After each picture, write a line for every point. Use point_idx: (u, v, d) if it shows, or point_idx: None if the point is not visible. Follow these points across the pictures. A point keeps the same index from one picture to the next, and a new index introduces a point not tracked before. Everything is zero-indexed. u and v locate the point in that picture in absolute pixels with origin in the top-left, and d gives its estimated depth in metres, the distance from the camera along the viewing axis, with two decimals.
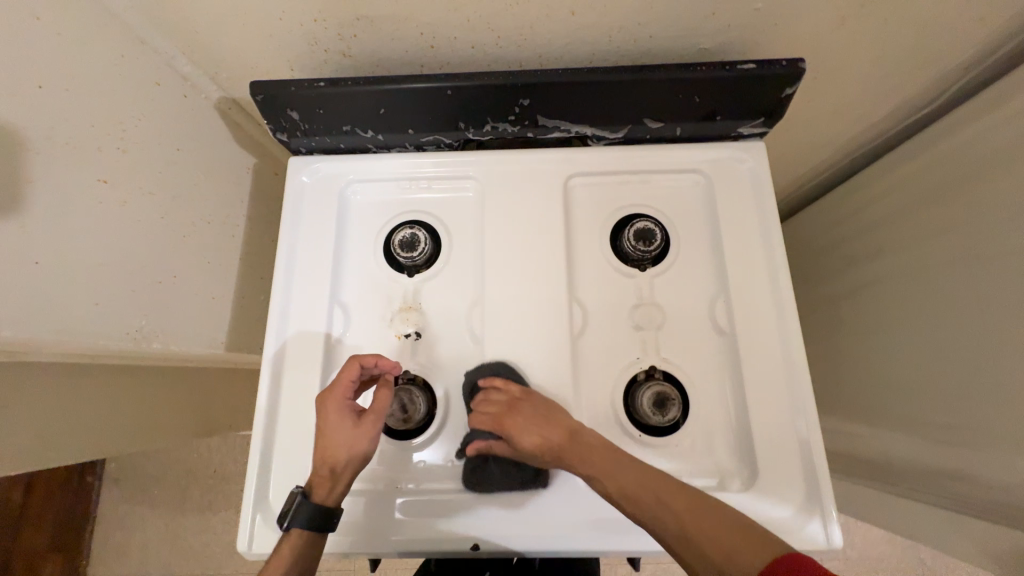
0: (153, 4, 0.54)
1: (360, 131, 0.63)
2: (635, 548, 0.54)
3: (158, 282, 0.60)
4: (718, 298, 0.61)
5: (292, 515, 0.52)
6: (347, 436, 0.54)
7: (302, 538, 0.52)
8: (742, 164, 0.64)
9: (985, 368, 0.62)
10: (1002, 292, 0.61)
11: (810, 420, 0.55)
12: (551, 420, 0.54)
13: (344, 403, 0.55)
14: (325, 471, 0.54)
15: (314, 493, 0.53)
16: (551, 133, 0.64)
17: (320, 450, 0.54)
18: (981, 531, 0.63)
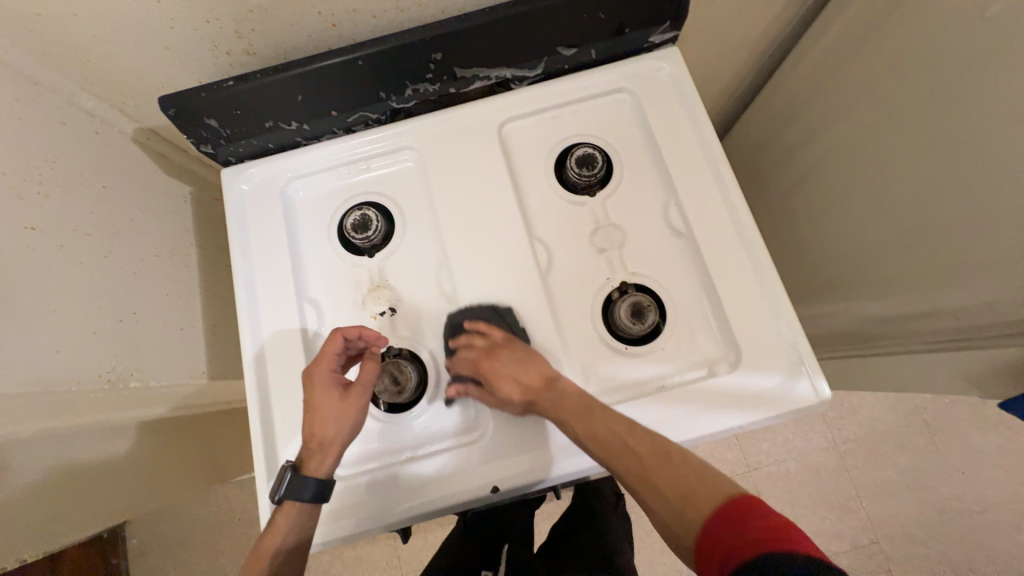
0: (39, 37, 0.52)
1: (283, 124, 0.62)
2: None
3: (119, 321, 0.60)
4: (670, 203, 0.63)
5: (285, 490, 0.54)
6: (335, 409, 0.55)
7: (297, 509, 0.55)
8: (661, 71, 0.66)
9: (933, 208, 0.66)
10: (929, 133, 0.64)
11: (774, 289, 0.58)
12: (527, 370, 0.55)
13: (329, 376, 0.57)
14: (315, 444, 0.56)
15: (306, 466, 0.55)
16: (473, 84, 0.64)
17: (313, 425, 0.56)
18: (958, 359, 0.67)
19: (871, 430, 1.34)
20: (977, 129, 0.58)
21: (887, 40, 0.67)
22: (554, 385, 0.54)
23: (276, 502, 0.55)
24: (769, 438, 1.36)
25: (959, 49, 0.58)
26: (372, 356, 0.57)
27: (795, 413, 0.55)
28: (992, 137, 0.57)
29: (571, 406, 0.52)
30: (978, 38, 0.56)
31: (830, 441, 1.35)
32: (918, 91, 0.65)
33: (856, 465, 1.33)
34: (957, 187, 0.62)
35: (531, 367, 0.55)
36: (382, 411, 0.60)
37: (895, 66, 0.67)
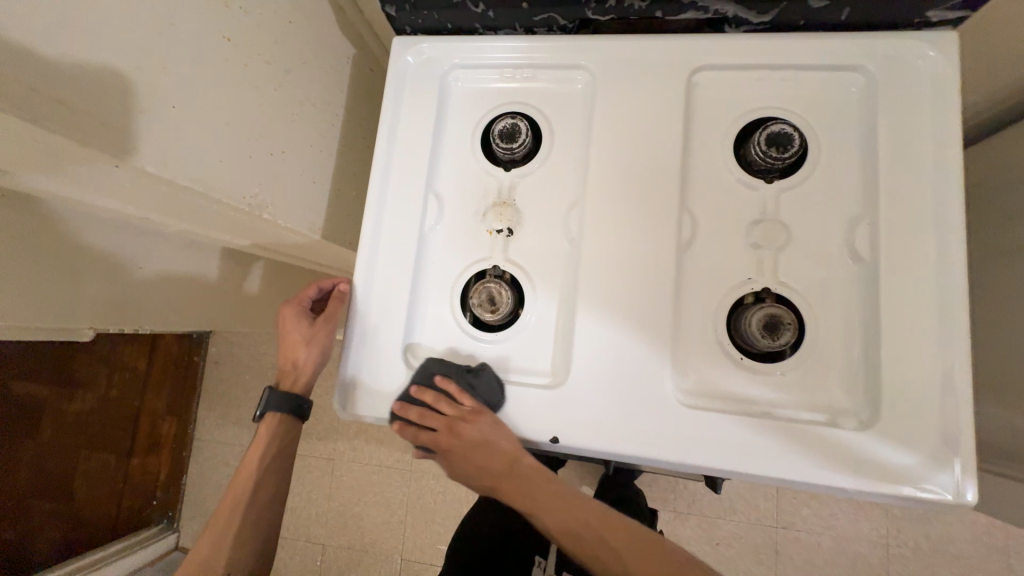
0: None
1: (470, 5, 0.58)
2: (726, 468, 0.50)
3: (270, 155, 0.63)
4: (861, 221, 0.53)
5: (264, 404, 0.63)
6: (304, 335, 0.64)
7: (272, 424, 0.64)
8: (921, 60, 0.52)
9: None
10: None
11: (954, 359, 0.48)
12: (492, 453, 0.54)
13: (299, 312, 0.65)
14: (289, 366, 0.65)
15: (282, 384, 0.65)
16: (684, 12, 0.55)
17: (288, 350, 0.64)
18: None
19: (939, 549, 1.18)
20: None
21: None
22: (518, 470, 0.54)
23: (258, 416, 0.64)
24: (814, 506, 1.24)
25: None
26: (336, 296, 0.63)
27: (918, 500, 0.46)
28: None
29: (535, 495, 0.55)
30: None
31: (884, 539, 1.21)
32: None
33: (901, 575, 1.19)
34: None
35: (494, 451, 0.53)
36: (468, 324, 0.60)
37: None
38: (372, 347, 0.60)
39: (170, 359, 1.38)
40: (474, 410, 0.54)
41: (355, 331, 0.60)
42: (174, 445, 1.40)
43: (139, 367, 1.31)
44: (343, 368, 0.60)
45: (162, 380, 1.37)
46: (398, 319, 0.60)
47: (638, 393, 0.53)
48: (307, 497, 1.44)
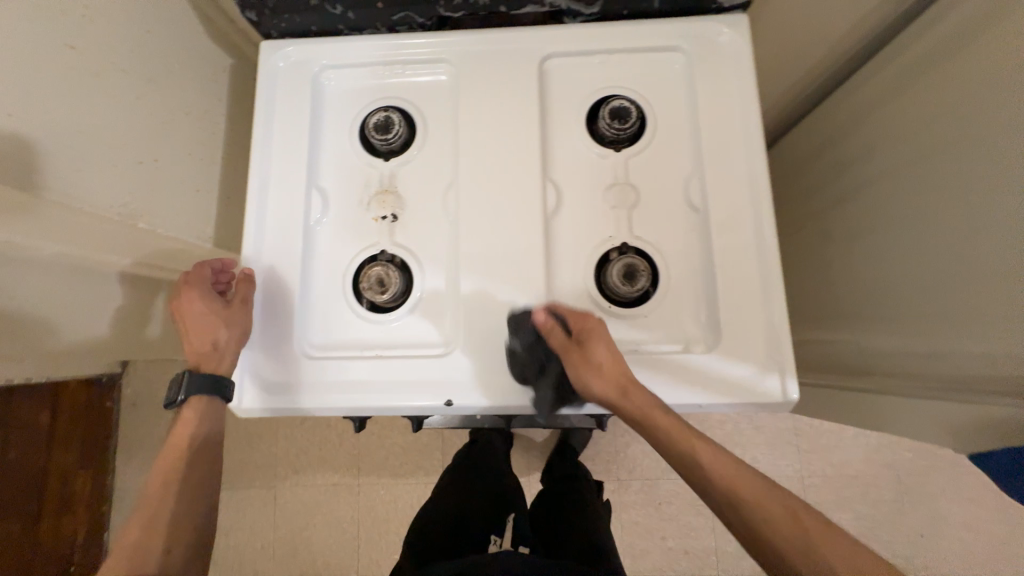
0: None
1: (329, 7, 0.61)
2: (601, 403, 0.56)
3: (141, 163, 0.64)
4: (693, 176, 0.61)
5: (182, 386, 0.55)
6: (221, 313, 0.58)
7: (199, 405, 0.56)
8: (721, 36, 0.62)
9: (976, 248, 0.63)
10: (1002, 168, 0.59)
11: (770, 281, 0.57)
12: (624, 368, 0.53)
13: (205, 290, 0.59)
14: (206, 346, 0.57)
15: (204, 367, 0.57)
16: (524, 6, 0.62)
17: (199, 331, 0.57)
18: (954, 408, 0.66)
19: (841, 474, 1.37)
20: None
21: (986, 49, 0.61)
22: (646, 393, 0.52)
23: (175, 402, 0.56)
24: (737, 453, 1.39)
25: None
26: (244, 274, 0.59)
27: (755, 405, 0.54)
28: None
29: (658, 418, 0.51)
30: None
31: (797, 472, 1.38)
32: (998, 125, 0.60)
33: (815, 501, 1.37)
34: (1003, 232, 0.59)
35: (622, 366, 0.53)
36: (362, 309, 0.62)
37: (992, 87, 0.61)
38: (267, 342, 0.60)
39: (76, 408, 1.27)
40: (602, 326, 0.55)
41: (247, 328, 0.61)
42: (89, 502, 1.27)
43: (39, 421, 1.21)
44: (237, 360, 0.60)
45: (69, 433, 1.25)
46: (292, 312, 0.61)
47: None
48: (249, 532, 1.37)
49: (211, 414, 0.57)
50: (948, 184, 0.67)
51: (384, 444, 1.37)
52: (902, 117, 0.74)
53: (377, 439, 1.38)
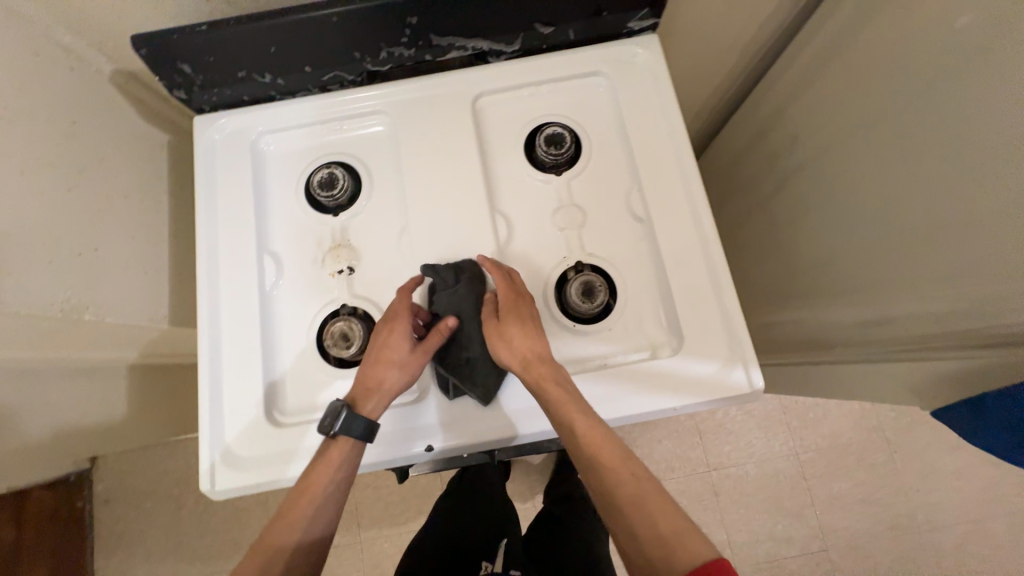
0: None
1: (256, 76, 0.62)
2: None
3: (78, 256, 0.62)
4: (633, 188, 0.64)
5: (348, 425, 0.53)
6: (403, 355, 0.55)
7: (345, 447, 0.54)
8: (636, 57, 0.66)
9: (908, 218, 0.67)
10: (918, 143, 0.64)
11: (720, 277, 0.59)
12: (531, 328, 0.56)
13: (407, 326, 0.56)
14: (370, 385, 0.55)
15: (360, 405, 0.55)
16: (449, 53, 0.64)
17: (375, 369, 0.55)
18: (915, 368, 0.69)
19: (833, 444, 1.41)
20: (960, 139, 0.58)
21: (888, 35, 0.66)
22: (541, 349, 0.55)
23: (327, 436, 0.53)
24: (733, 441, 1.42)
25: (948, 59, 0.59)
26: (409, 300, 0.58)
27: (725, 399, 0.56)
28: (970, 151, 0.57)
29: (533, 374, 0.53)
30: (969, 49, 0.56)
31: (792, 450, 1.41)
32: (909, 104, 0.65)
33: (814, 475, 1.39)
34: (929, 201, 0.64)
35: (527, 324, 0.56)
36: (330, 366, 0.61)
37: (897, 67, 0.66)
38: (234, 415, 0.58)
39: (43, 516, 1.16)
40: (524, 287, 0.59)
41: (212, 406, 0.59)
42: None
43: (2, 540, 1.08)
44: (205, 435, 0.58)
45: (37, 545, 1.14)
46: (258, 381, 0.59)
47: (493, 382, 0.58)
48: None
49: (328, 506, 0.53)
50: (875, 161, 0.72)
51: (381, 495, 1.33)
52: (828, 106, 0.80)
53: (373, 491, 1.33)
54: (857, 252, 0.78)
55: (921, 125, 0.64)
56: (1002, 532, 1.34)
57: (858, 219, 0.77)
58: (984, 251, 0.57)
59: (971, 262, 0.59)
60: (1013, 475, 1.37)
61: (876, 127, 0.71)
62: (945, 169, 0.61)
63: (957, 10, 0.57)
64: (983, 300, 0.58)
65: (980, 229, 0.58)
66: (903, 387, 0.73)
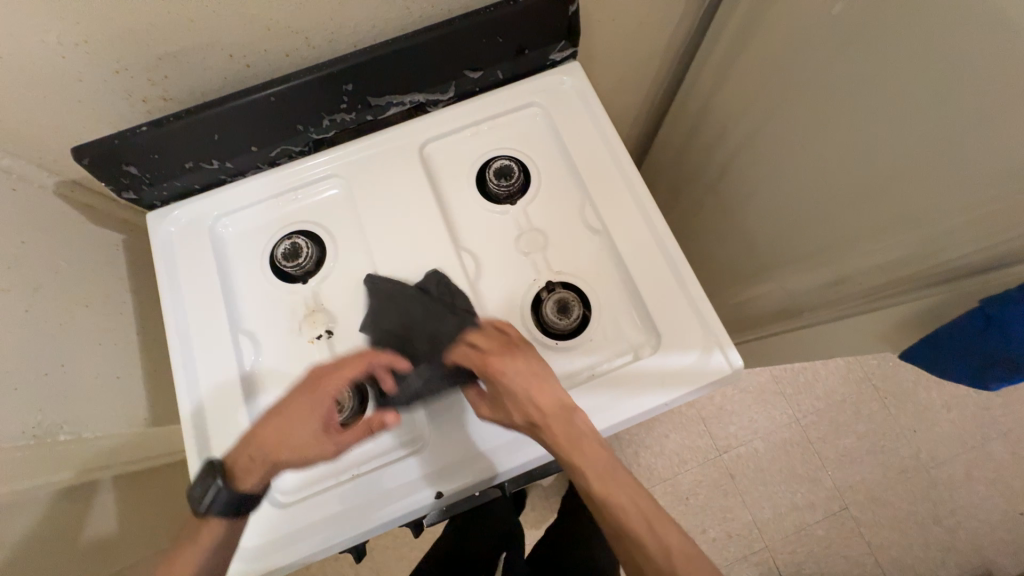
0: None
1: (204, 163, 0.63)
2: None
3: (45, 374, 0.62)
4: (585, 203, 0.68)
5: (210, 499, 0.53)
6: (305, 430, 0.54)
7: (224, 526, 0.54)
8: (564, 84, 0.71)
9: (838, 183, 0.73)
10: (830, 116, 0.70)
11: (683, 271, 0.62)
12: (546, 394, 0.54)
13: (321, 402, 0.54)
14: (257, 460, 0.54)
15: (239, 470, 0.54)
16: (389, 110, 0.67)
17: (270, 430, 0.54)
18: (877, 317, 0.74)
19: (830, 402, 1.45)
20: (865, 108, 0.65)
21: (785, 26, 0.74)
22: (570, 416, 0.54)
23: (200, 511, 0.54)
24: (736, 420, 1.45)
25: (836, 41, 0.66)
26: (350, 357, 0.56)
27: (711, 384, 0.58)
28: (874, 116, 0.64)
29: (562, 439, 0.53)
30: (851, 31, 0.63)
31: (793, 417, 1.44)
32: (814, 84, 0.72)
33: (819, 437, 1.43)
34: (851, 165, 0.70)
35: (545, 384, 0.54)
36: None
37: (798, 53, 0.73)
38: None
39: None
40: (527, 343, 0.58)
41: None
42: None
43: None
44: None
45: None
46: None
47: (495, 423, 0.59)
48: None
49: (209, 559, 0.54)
50: (797, 138, 0.78)
51: (402, 554, 1.28)
52: (747, 95, 0.87)
53: (394, 552, 1.28)
54: (802, 221, 0.83)
55: (826, 100, 0.70)
56: (1000, 453, 1.40)
57: (795, 191, 0.82)
58: (908, 202, 0.63)
59: (899, 212, 0.64)
60: (996, 396, 1.44)
61: (792, 108, 0.77)
62: (858, 136, 0.67)
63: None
64: (918, 247, 0.64)
65: (899, 184, 0.63)
66: (872, 337, 0.77)
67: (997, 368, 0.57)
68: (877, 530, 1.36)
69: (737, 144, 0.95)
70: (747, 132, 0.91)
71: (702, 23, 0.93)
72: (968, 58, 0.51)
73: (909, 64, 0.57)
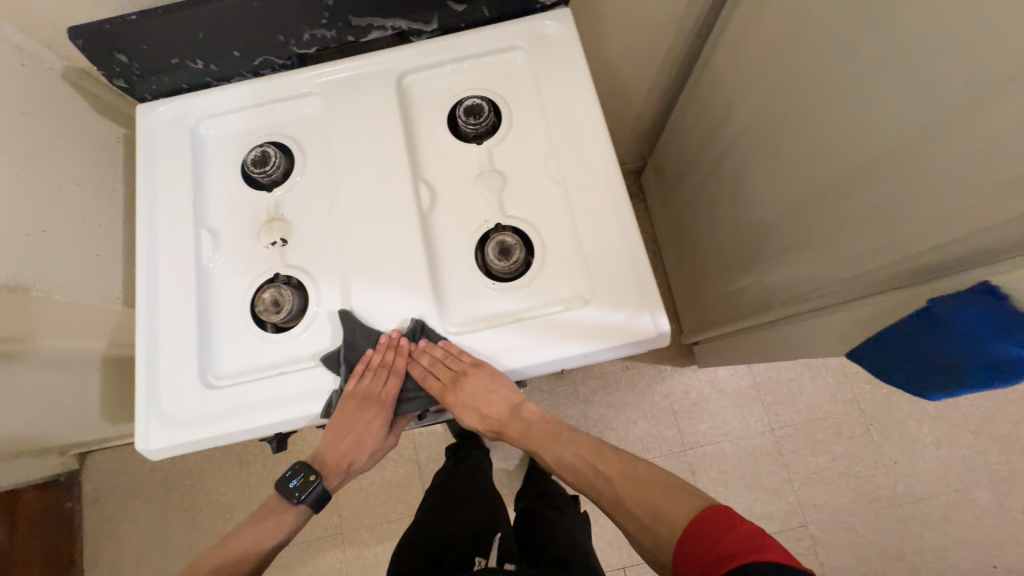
0: None
1: (190, 62, 0.66)
2: (517, 362, 0.59)
3: (29, 237, 0.69)
4: (549, 152, 0.67)
5: (307, 490, 0.67)
6: (376, 427, 0.66)
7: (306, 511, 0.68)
8: (548, 29, 0.70)
9: (829, 171, 0.69)
10: (826, 96, 0.66)
11: (630, 229, 0.62)
12: (491, 399, 0.64)
13: (378, 406, 0.64)
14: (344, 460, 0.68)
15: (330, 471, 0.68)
16: (370, 33, 0.68)
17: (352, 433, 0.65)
18: (839, 317, 0.71)
19: (810, 418, 1.40)
20: (861, 86, 0.60)
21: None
22: (516, 412, 0.68)
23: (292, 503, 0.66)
24: (708, 420, 1.42)
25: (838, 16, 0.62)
26: (389, 345, 0.61)
27: (633, 345, 0.58)
28: (868, 96, 0.60)
29: (536, 430, 0.69)
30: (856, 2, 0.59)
31: (768, 426, 1.41)
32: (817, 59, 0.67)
33: (791, 451, 1.39)
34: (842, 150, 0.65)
35: (495, 394, 0.63)
36: (263, 334, 0.64)
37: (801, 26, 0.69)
38: (171, 382, 0.61)
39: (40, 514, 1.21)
40: (481, 361, 0.60)
41: (149, 373, 0.61)
42: None
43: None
44: (141, 402, 0.60)
45: (31, 543, 1.17)
46: (193, 349, 0.62)
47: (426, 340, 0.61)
48: None
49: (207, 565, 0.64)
50: (792, 118, 0.75)
51: (360, 485, 1.34)
52: (751, 71, 0.83)
53: (353, 481, 1.35)
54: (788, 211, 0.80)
55: (822, 80, 0.66)
56: (985, 501, 1.32)
57: (787, 178, 0.79)
58: (892, 189, 0.59)
59: (883, 197, 0.61)
60: (994, 442, 1.35)
61: (791, 88, 0.73)
62: (851, 117, 0.63)
63: None
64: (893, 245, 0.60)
65: (884, 169, 0.60)
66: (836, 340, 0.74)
67: (935, 377, 0.55)
68: (834, 553, 1.32)
69: (740, 124, 0.90)
70: (749, 112, 0.86)
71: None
72: (961, 36, 0.47)
73: (904, 43, 0.53)
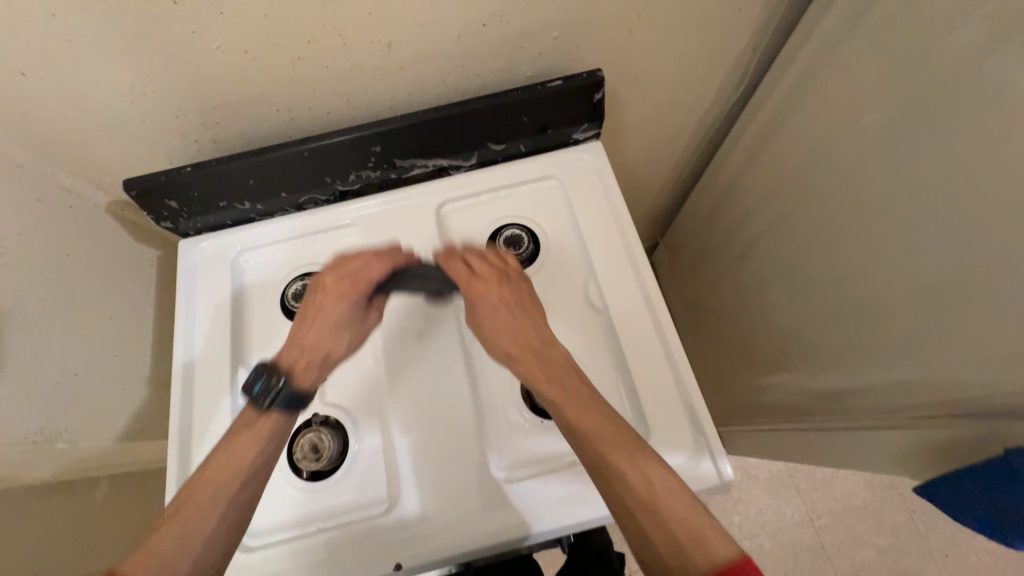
0: (34, 136, 0.61)
1: (237, 204, 0.68)
2: (574, 518, 0.56)
3: (61, 381, 0.67)
4: (590, 279, 0.68)
5: (274, 394, 0.54)
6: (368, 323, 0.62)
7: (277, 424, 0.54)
8: (583, 160, 0.73)
9: (864, 290, 0.70)
10: (857, 220, 0.69)
11: (679, 361, 0.61)
12: (526, 322, 0.58)
13: (364, 284, 0.60)
14: (315, 356, 0.58)
15: (299, 374, 0.57)
16: (413, 171, 0.71)
17: (326, 339, 0.59)
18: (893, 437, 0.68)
19: (848, 505, 1.33)
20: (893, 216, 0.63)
21: (809, 125, 0.74)
22: (546, 353, 0.56)
23: (263, 409, 0.54)
24: (743, 510, 1.35)
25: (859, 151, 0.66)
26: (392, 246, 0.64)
27: (696, 494, 0.55)
28: (902, 227, 0.62)
29: (568, 385, 0.53)
30: (875, 141, 0.63)
31: (806, 515, 1.33)
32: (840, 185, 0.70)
33: (834, 544, 1.30)
34: (878, 272, 0.67)
35: (529, 326, 0.57)
36: (301, 483, 0.60)
37: (819, 153, 0.73)
38: None
39: None
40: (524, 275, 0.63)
41: None
42: None
43: None
44: None
45: None
46: None
47: (475, 492, 0.58)
48: None
49: None
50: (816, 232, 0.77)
51: None
52: (769, 182, 0.87)
53: None
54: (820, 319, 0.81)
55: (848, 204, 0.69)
56: None
57: (817, 287, 0.80)
58: (935, 319, 0.59)
59: (924, 325, 0.61)
60: None
61: (815, 205, 0.76)
62: (885, 243, 0.65)
63: (858, 108, 0.65)
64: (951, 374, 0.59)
65: (924, 298, 0.61)
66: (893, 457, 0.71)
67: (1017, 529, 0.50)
68: None
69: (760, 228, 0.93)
70: (769, 218, 0.90)
71: (733, 109, 0.93)
72: (999, 189, 0.50)
73: (938, 185, 0.56)
